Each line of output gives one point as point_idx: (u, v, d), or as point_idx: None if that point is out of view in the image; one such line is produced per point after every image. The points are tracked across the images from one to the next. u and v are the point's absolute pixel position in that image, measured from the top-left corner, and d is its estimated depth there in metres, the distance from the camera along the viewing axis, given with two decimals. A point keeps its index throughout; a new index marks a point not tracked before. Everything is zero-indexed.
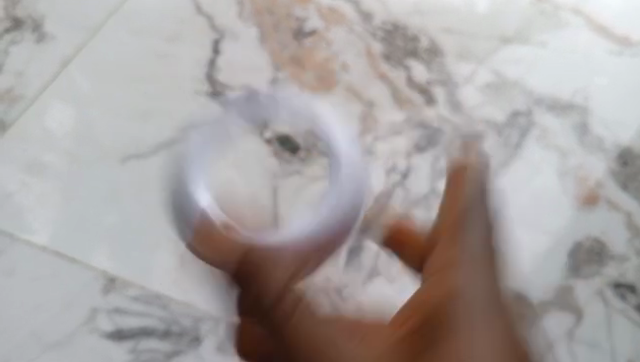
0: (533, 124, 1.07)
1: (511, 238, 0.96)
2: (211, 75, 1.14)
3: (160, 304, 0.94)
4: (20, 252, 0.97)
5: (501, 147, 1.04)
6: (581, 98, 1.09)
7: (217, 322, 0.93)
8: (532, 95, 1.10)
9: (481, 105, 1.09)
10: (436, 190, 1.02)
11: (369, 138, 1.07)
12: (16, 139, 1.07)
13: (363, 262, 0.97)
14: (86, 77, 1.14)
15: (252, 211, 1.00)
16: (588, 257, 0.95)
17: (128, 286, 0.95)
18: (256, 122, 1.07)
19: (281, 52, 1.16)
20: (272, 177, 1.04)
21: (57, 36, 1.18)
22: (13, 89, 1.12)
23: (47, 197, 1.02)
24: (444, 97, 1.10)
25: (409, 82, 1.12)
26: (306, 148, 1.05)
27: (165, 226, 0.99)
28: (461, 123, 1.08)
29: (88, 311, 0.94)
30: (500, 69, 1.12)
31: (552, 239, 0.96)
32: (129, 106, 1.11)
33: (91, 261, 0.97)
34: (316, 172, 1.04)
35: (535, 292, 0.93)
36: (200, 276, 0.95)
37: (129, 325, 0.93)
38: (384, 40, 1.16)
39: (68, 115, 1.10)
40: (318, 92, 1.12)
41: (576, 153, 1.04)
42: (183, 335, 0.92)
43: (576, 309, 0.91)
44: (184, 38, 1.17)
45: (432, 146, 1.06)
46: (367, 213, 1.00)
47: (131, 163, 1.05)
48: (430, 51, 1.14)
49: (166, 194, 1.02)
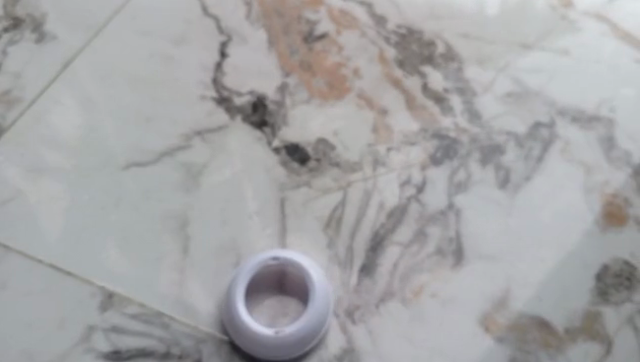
0: (556, 137, 1.01)
1: (533, 258, 0.91)
2: (217, 79, 1.09)
3: (160, 322, 0.86)
4: (14, 264, 0.91)
5: (520, 160, 0.99)
6: (606, 109, 1.04)
7: (221, 344, 0.85)
8: (554, 105, 1.05)
9: (502, 115, 1.04)
10: (454, 205, 0.95)
11: (382, 148, 1.01)
12: (13, 144, 1.02)
13: (377, 284, 0.89)
14: (88, 80, 1.09)
15: (259, 224, 0.95)
16: (617, 280, 0.89)
17: (129, 303, 0.88)
18: (264, 130, 1.03)
19: (290, 56, 1.11)
20: (280, 188, 0.97)
21: (58, 36, 1.13)
22: (11, 90, 1.07)
23: (44, 206, 0.96)
24: (461, 106, 1.05)
25: (425, 89, 1.07)
26: (316, 158, 1.00)
27: (167, 239, 0.93)
28: (481, 134, 1.02)
29: (83, 329, 0.86)
30: (520, 78, 1.07)
31: (577, 259, 0.91)
32: (132, 111, 1.06)
33: (89, 276, 0.90)
34: (326, 184, 0.97)
35: (559, 317, 0.86)
36: (202, 294, 0.89)
37: (127, 345, 0.85)
38: (398, 45, 1.11)
39: (68, 120, 1.05)
40: (329, 99, 1.07)
41: (603, 169, 0.98)
42: (183, 357, 0.84)
43: (604, 337, 0.85)
44: (190, 40, 1.13)
45: (450, 158, 1.00)
46: (382, 228, 0.94)
47: (134, 170, 0.99)
48: (447, 57, 1.10)
49: (169, 205, 0.96)
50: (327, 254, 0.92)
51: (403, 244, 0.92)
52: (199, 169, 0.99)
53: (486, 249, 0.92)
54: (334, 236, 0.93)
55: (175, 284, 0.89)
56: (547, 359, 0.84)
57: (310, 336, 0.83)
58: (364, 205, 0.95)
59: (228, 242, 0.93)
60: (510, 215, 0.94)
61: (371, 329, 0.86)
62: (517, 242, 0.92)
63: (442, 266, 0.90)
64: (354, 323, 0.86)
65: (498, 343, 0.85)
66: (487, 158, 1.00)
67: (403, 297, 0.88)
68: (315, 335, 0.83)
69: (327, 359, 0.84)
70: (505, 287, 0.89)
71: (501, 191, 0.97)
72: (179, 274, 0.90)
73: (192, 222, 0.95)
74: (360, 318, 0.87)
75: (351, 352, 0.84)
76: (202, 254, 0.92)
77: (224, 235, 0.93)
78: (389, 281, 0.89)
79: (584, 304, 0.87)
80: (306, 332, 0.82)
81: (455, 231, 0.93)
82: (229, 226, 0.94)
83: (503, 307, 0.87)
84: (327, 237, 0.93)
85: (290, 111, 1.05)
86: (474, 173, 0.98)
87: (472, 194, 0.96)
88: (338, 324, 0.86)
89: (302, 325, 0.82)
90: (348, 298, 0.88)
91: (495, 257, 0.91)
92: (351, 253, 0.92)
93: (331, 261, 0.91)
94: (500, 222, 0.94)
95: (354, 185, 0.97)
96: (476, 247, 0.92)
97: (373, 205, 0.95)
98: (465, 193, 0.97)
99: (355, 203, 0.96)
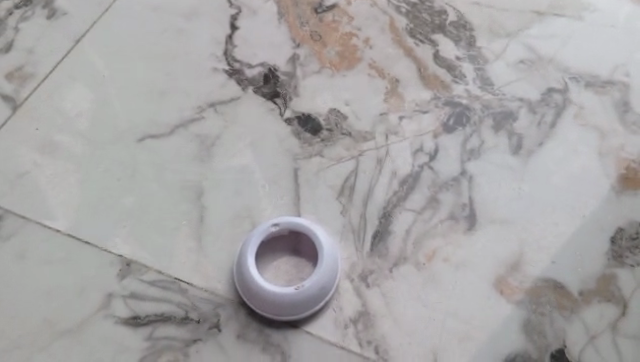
0: (569, 102, 1.02)
1: (546, 223, 0.91)
2: (228, 52, 1.09)
3: (178, 289, 0.87)
4: (32, 234, 0.92)
5: (533, 126, 1.00)
6: (621, 74, 1.04)
7: (238, 308, 0.86)
8: (568, 72, 1.05)
9: (514, 81, 1.04)
10: (467, 172, 0.96)
11: (394, 117, 1.01)
12: (28, 118, 1.03)
13: (390, 249, 0.90)
14: (100, 54, 1.09)
15: (273, 193, 0.95)
16: (631, 243, 0.89)
17: (146, 271, 0.89)
18: (276, 101, 1.03)
19: (300, 27, 1.11)
20: (293, 158, 0.98)
21: (69, 12, 1.13)
22: (24, 66, 1.07)
23: (59, 178, 0.97)
24: (473, 74, 1.05)
25: (436, 58, 1.07)
26: (328, 128, 1.00)
27: (183, 209, 0.94)
28: (493, 101, 1.02)
29: (103, 297, 0.87)
30: (533, 45, 1.08)
31: (591, 222, 0.91)
32: (145, 85, 1.06)
33: (107, 245, 0.91)
34: (339, 153, 0.98)
35: (572, 279, 0.87)
36: (218, 260, 0.90)
37: (146, 311, 0.86)
38: (409, 14, 1.12)
39: (82, 94, 1.05)
40: (340, 69, 1.07)
41: (617, 133, 0.99)
42: (202, 322, 0.85)
43: (618, 299, 0.85)
44: (201, 14, 1.14)
45: (462, 125, 1.00)
46: (395, 195, 0.94)
47: (148, 142, 1.00)
48: (457, 26, 1.10)
49: (184, 176, 0.97)
50: (340, 221, 0.92)
51: (416, 210, 0.93)
52: (213, 141, 1.00)
53: (499, 214, 0.92)
54: (347, 203, 0.93)
55: (192, 252, 0.90)
56: (561, 320, 0.84)
57: (321, 295, 0.84)
58: (376, 172, 0.96)
59: (242, 211, 0.94)
60: (523, 181, 0.95)
61: (385, 293, 0.86)
62: (529, 208, 0.93)
63: (455, 232, 0.91)
64: (369, 287, 0.87)
65: (513, 306, 0.85)
66: (499, 125, 1.00)
67: (417, 261, 0.89)
68: (326, 294, 0.84)
69: (343, 322, 0.84)
70: (518, 251, 0.89)
71: (514, 157, 0.97)
72: (196, 242, 0.91)
73: (207, 192, 0.95)
74: (375, 282, 0.87)
75: (366, 315, 0.85)
76: (217, 222, 0.93)
77: (238, 204, 0.94)
78: (402, 246, 0.90)
79: (598, 267, 0.88)
80: (317, 291, 0.83)
81: (468, 198, 0.94)
82: (243, 195, 0.95)
83: (517, 271, 0.88)
84: (340, 204, 0.93)
85: (301, 82, 1.05)
86: (486, 140, 0.99)
87: (484, 161, 0.97)
88: (352, 289, 0.87)
89: (314, 284, 0.83)
90: (362, 264, 0.89)
91: (508, 222, 0.92)
92: (364, 219, 0.92)
93: (345, 228, 0.92)
94: (513, 188, 0.94)
95: (366, 153, 0.98)
96: (488, 212, 0.92)
97: (386, 172, 0.96)
98: (478, 159, 0.97)
99: (367, 171, 0.96)
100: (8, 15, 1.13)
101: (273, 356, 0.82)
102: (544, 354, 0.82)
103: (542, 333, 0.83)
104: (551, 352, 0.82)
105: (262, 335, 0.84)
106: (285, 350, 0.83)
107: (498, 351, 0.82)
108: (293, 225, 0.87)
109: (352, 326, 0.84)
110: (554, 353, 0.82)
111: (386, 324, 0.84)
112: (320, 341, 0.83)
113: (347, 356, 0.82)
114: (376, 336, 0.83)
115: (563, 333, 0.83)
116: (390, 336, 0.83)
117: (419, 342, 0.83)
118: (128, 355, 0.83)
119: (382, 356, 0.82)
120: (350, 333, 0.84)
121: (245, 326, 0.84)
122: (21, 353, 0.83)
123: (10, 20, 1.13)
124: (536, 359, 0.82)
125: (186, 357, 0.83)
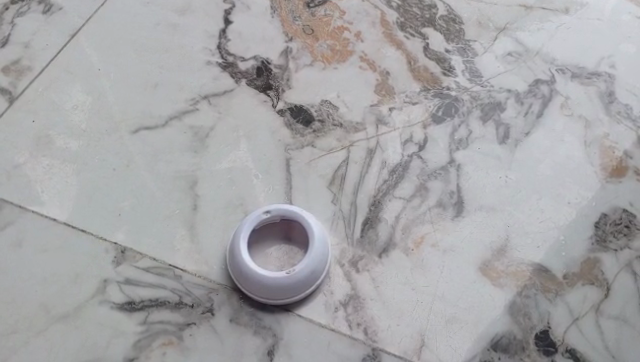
0: (556, 93, 1.04)
1: (532, 210, 0.94)
2: (222, 45, 1.11)
3: (172, 275, 0.89)
4: (29, 223, 0.93)
5: (519, 117, 1.02)
6: (606, 66, 1.07)
7: (231, 293, 0.88)
8: (555, 63, 1.07)
9: (502, 74, 1.06)
10: (455, 161, 0.98)
11: (384, 109, 1.03)
12: (25, 110, 1.04)
13: (380, 235, 0.92)
14: (96, 49, 1.11)
15: (266, 183, 0.97)
16: (615, 228, 0.91)
17: (141, 259, 0.90)
18: (269, 94, 1.05)
19: (293, 22, 1.13)
20: (285, 148, 1.00)
21: (65, 7, 1.15)
22: (20, 60, 1.09)
23: (57, 169, 0.98)
24: (462, 66, 1.07)
25: (427, 51, 1.09)
26: (319, 119, 1.02)
27: (177, 198, 0.96)
28: (481, 92, 1.04)
29: (99, 282, 0.89)
30: (521, 38, 1.10)
31: (576, 210, 0.93)
32: (140, 78, 1.08)
33: (103, 234, 0.92)
34: (330, 144, 1.00)
35: (557, 265, 0.89)
36: (211, 249, 0.91)
37: (141, 296, 0.87)
38: (400, 9, 1.14)
39: (78, 88, 1.07)
40: (332, 62, 1.09)
41: (602, 123, 1.01)
42: (195, 306, 0.87)
43: (602, 283, 0.87)
44: (194, 9, 1.15)
45: (450, 115, 1.02)
46: (385, 183, 0.96)
47: (143, 133, 1.02)
48: (447, 20, 1.13)
49: (178, 166, 0.98)
50: (332, 209, 0.94)
51: (405, 198, 0.95)
52: (207, 132, 1.02)
53: (486, 202, 0.94)
54: (338, 192, 0.95)
55: (186, 239, 0.92)
56: (546, 303, 0.86)
57: (312, 279, 0.86)
58: (367, 162, 0.98)
59: (236, 200, 0.95)
60: (510, 170, 0.97)
61: (374, 277, 0.88)
62: (516, 196, 0.95)
63: (443, 219, 0.93)
64: (359, 272, 0.89)
65: (500, 290, 0.87)
66: (487, 115, 1.02)
67: (406, 247, 0.91)
68: (317, 279, 0.86)
69: (333, 305, 0.86)
70: (504, 237, 0.91)
71: (502, 146, 0.99)
72: (189, 231, 0.93)
73: (200, 182, 0.97)
74: (364, 268, 0.89)
75: (356, 298, 0.87)
76: (212, 212, 0.94)
77: (232, 194, 0.96)
78: (391, 232, 0.92)
79: (583, 251, 0.90)
80: (308, 276, 0.85)
81: (456, 186, 0.96)
82: (236, 185, 0.97)
83: (503, 256, 0.90)
84: (331, 194, 0.95)
85: (293, 75, 1.07)
86: (474, 130, 1.01)
87: (472, 150, 0.99)
88: (343, 274, 0.89)
89: (305, 268, 0.85)
90: (352, 250, 0.91)
91: (494, 209, 0.94)
92: (354, 207, 0.94)
93: (335, 215, 0.93)
94: (501, 176, 0.97)
95: (357, 144, 1.00)
96: (476, 200, 0.95)
97: (376, 162, 0.98)
98: (466, 149, 0.99)
99: (358, 162, 0.98)
100: (4, 10, 1.14)
101: (265, 338, 0.84)
102: (529, 335, 0.84)
103: (527, 315, 0.85)
104: (536, 333, 0.84)
105: (255, 318, 0.86)
106: (277, 333, 0.85)
107: (485, 333, 0.84)
108: (284, 212, 0.89)
109: (342, 309, 0.86)
110: (539, 334, 0.84)
111: (375, 307, 0.86)
112: (311, 324, 0.85)
113: (337, 337, 0.84)
114: (366, 318, 0.85)
115: (548, 315, 0.85)
116: (379, 318, 0.85)
117: (408, 323, 0.85)
118: (123, 339, 0.85)
119: (371, 337, 0.84)
120: (340, 316, 0.86)
121: (238, 310, 0.86)
122: (18, 338, 0.85)
123: (7, 16, 1.14)
124: (521, 340, 0.84)
125: (180, 340, 0.84)
